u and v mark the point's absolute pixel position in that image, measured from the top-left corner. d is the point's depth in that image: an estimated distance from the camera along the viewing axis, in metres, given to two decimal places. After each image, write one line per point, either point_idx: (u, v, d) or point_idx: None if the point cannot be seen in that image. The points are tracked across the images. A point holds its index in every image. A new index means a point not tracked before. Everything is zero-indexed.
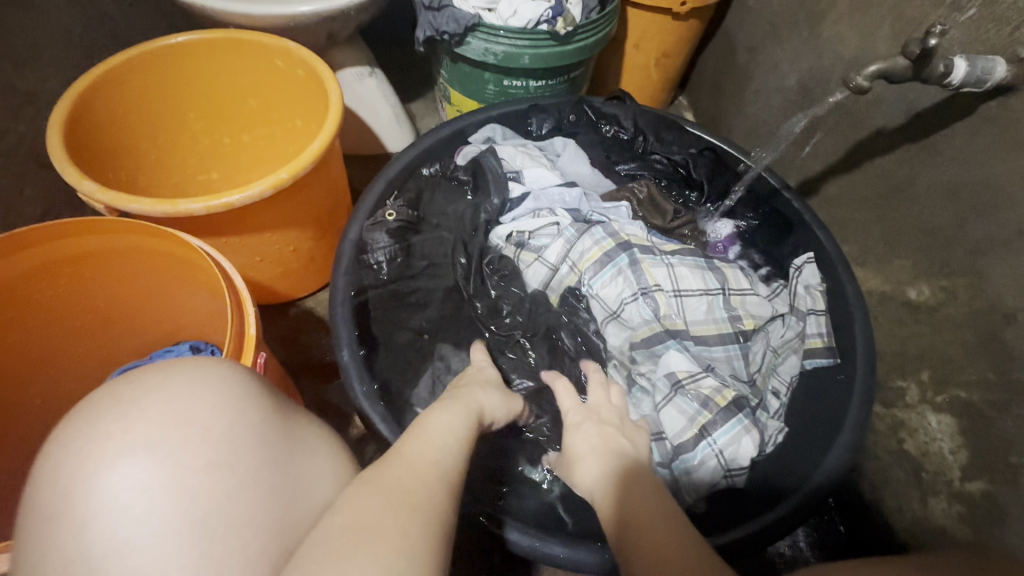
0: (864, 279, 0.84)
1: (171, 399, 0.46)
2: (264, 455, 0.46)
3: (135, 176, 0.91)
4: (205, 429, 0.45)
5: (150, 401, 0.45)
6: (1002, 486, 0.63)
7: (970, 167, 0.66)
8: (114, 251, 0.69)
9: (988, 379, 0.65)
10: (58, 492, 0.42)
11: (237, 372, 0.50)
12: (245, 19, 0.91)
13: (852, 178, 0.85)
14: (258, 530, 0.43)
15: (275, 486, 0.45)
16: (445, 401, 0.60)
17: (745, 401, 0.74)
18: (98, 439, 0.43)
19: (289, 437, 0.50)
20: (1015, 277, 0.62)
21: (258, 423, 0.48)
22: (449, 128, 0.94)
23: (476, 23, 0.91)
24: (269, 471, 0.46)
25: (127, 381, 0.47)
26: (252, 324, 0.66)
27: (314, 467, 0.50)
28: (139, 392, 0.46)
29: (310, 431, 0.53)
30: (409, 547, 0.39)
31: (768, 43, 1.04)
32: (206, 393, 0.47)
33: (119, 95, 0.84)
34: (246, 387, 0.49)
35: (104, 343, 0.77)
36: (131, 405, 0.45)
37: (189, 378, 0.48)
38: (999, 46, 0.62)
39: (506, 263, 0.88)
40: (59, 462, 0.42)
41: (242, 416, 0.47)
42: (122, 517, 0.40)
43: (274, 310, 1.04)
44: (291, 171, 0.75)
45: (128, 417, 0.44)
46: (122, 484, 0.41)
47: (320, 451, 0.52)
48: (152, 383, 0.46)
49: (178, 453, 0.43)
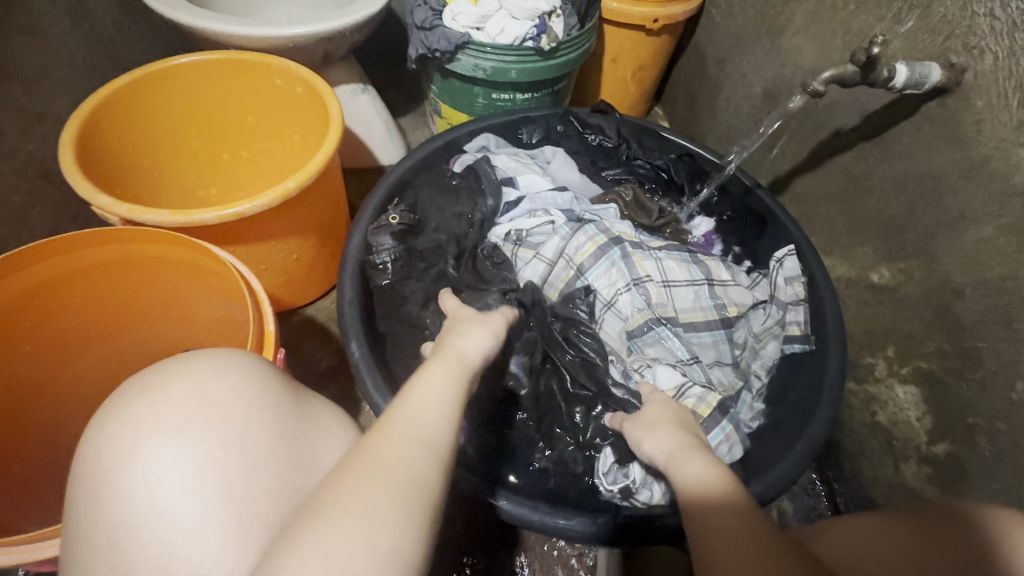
0: (831, 267, 0.91)
1: (195, 385, 0.52)
2: (281, 432, 0.52)
3: (140, 191, 0.94)
4: (225, 409, 0.51)
5: (175, 386, 0.52)
6: (963, 445, 0.70)
7: (917, 161, 0.74)
8: (133, 261, 0.72)
9: (943, 350, 0.71)
10: (101, 470, 0.48)
11: (247, 363, 0.57)
12: (244, 39, 0.95)
13: (817, 175, 0.92)
14: (279, 499, 0.48)
15: (293, 459, 0.51)
16: (432, 357, 0.59)
17: (728, 405, 0.79)
18: (133, 422, 0.49)
19: (303, 416, 0.56)
20: (961, 257, 0.69)
21: (273, 403, 0.54)
22: (442, 140, 1.00)
23: (465, 41, 0.97)
24: (286, 446, 0.51)
25: (154, 371, 0.54)
26: (270, 321, 0.70)
27: (330, 443, 0.55)
28: (165, 380, 0.52)
29: (324, 414, 0.59)
30: (385, 513, 0.41)
31: (734, 55, 1.13)
32: (225, 377, 0.53)
33: (128, 113, 0.88)
34: (260, 375, 0.56)
35: (116, 354, 0.80)
36: (159, 391, 0.51)
37: (209, 367, 0.54)
38: (934, 53, 0.70)
39: (500, 254, 0.92)
40: (102, 443, 0.49)
41: (257, 397, 0.53)
42: (159, 488, 0.46)
43: (276, 318, 1.07)
44: (298, 180, 0.79)
45: (157, 401, 0.50)
46: (156, 460, 0.47)
47: (332, 429, 0.57)
48: (177, 371, 0.53)
49: (203, 430, 0.49)
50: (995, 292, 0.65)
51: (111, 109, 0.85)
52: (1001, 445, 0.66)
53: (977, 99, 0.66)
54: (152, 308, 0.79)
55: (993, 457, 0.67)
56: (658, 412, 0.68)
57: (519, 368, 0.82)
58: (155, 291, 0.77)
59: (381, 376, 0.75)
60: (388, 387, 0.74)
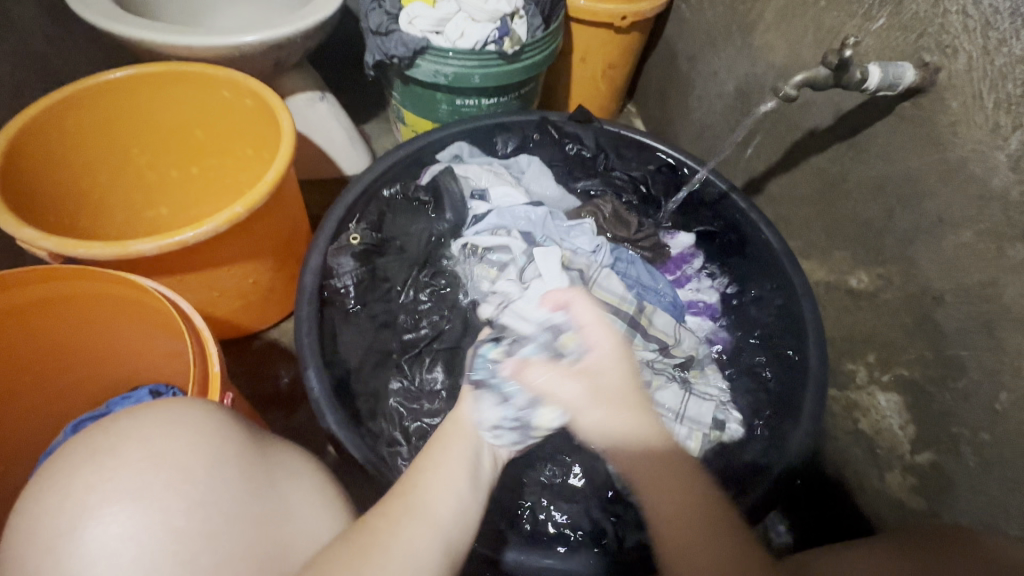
0: (810, 271, 0.89)
1: (148, 442, 0.45)
2: (247, 485, 0.46)
3: (79, 218, 0.88)
4: (185, 468, 0.44)
5: (127, 446, 0.44)
6: (947, 455, 0.68)
7: (893, 163, 0.72)
8: (71, 298, 0.66)
9: (925, 357, 0.70)
10: (40, 551, 0.40)
11: (210, 409, 0.50)
12: (187, 50, 0.89)
13: (793, 176, 0.90)
14: (251, 565, 0.42)
15: (263, 516, 0.45)
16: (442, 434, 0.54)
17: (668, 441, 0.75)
18: (77, 492, 0.42)
19: (271, 463, 0.50)
20: (940, 262, 0.67)
21: (239, 454, 0.47)
22: (406, 150, 0.94)
23: (424, 46, 0.92)
24: (256, 502, 0.45)
25: (101, 429, 0.46)
26: (216, 362, 0.64)
27: (300, 488, 0.50)
28: (113, 439, 0.45)
29: (292, 456, 0.53)
30: None
31: (705, 52, 1.10)
32: (182, 430, 0.46)
33: (62, 135, 0.82)
34: (222, 421, 0.49)
35: (58, 395, 0.75)
36: (107, 451, 0.44)
37: (162, 421, 0.47)
38: (907, 52, 0.68)
39: (441, 277, 0.90)
40: (41, 519, 0.41)
41: (222, 449, 0.47)
42: (109, 568, 0.39)
43: (235, 345, 1.01)
44: (246, 204, 0.74)
45: (106, 466, 0.43)
46: (105, 534, 0.40)
47: (303, 474, 0.52)
48: (125, 429, 0.45)
49: (161, 495, 0.42)
50: (976, 298, 0.63)
51: (43, 130, 0.79)
52: (986, 456, 0.64)
53: (953, 100, 0.63)
54: (97, 345, 0.74)
55: (977, 468, 0.64)
56: (613, 371, 0.53)
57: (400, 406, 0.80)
58: (102, 328, 0.71)
59: (342, 411, 0.70)
60: (352, 426, 0.69)
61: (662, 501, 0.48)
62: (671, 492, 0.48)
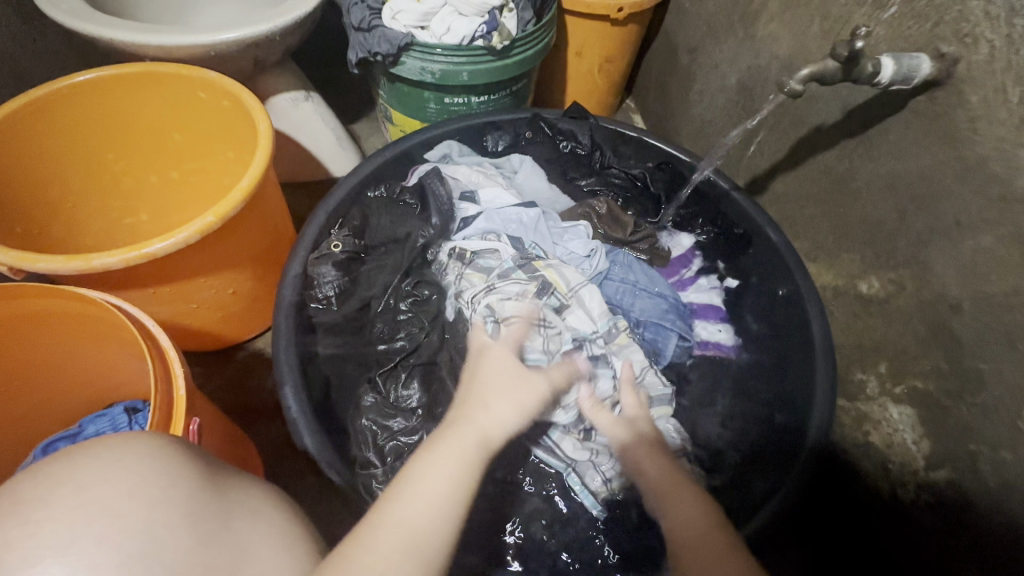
0: (817, 274, 0.85)
1: (81, 491, 0.41)
2: (194, 533, 0.43)
3: (49, 227, 0.85)
4: (124, 518, 0.40)
5: (56, 496, 0.40)
6: (965, 473, 0.63)
7: (906, 160, 0.67)
8: (28, 318, 0.62)
9: (940, 369, 0.65)
10: None
11: (156, 446, 0.46)
12: (159, 50, 0.85)
13: (799, 175, 0.85)
14: None
15: (209, 566, 0.42)
16: (447, 436, 0.49)
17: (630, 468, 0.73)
18: None
19: (223, 504, 0.46)
20: (958, 266, 0.63)
21: (186, 497, 0.44)
22: (393, 150, 0.90)
23: (409, 42, 0.88)
24: (200, 551, 0.42)
25: (27, 478, 0.42)
26: (180, 384, 0.60)
27: (255, 530, 0.47)
28: (42, 489, 0.41)
29: (248, 493, 0.50)
30: None
31: (706, 43, 1.05)
32: (122, 474, 0.42)
33: (25, 142, 0.78)
34: (170, 461, 0.45)
35: (23, 415, 0.71)
36: (33, 504, 0.40)
37: (99, 465, 0.42)
38: (921, 41, 0.63)
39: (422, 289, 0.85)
40: None
41: (167, 494, 0.43)
42: None
43: (217, 357, 0.97)
44: (218, 213, 0.69)
45: (30, 522, 0.39)
46: None
47: (258, 513, 0.49)
48: (59, 477, 0.41)
49: (93, 552, 0.38)
50: (997, 308, 0.59)
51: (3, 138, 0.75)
52: (1005, 476, 0.59)
53: (971, 94, 0.59)
54: (62, 364, 0.70)
55: (998, 489, 0.60)
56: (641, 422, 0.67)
57: (370, 427, 0.75)
58: (64, 347, 0.68)
59: (321, 430, 0.66)
60: (330, 446, 0.66)
61: (681, 519, 0.54)
62: (680, 509, 0.55)
